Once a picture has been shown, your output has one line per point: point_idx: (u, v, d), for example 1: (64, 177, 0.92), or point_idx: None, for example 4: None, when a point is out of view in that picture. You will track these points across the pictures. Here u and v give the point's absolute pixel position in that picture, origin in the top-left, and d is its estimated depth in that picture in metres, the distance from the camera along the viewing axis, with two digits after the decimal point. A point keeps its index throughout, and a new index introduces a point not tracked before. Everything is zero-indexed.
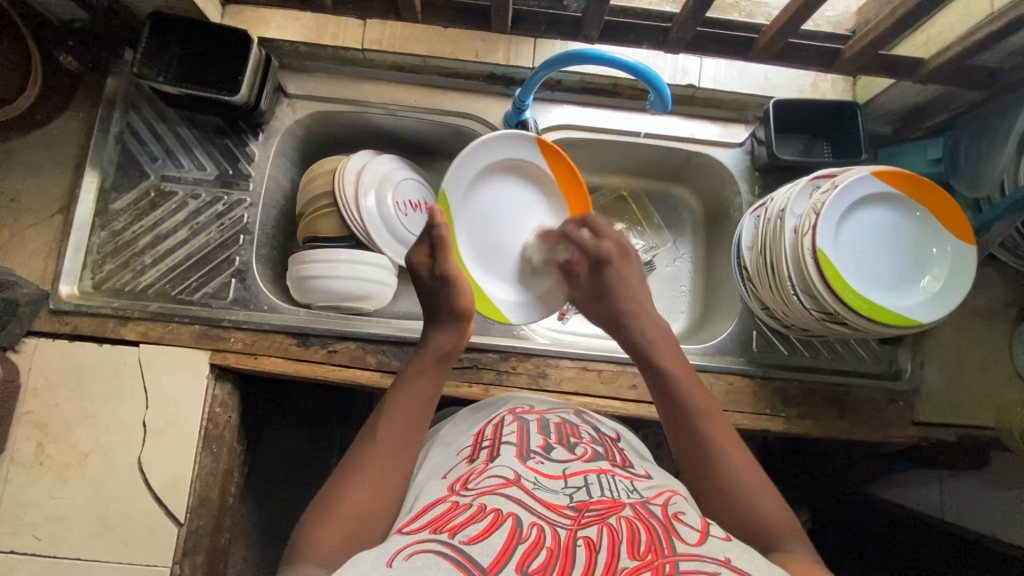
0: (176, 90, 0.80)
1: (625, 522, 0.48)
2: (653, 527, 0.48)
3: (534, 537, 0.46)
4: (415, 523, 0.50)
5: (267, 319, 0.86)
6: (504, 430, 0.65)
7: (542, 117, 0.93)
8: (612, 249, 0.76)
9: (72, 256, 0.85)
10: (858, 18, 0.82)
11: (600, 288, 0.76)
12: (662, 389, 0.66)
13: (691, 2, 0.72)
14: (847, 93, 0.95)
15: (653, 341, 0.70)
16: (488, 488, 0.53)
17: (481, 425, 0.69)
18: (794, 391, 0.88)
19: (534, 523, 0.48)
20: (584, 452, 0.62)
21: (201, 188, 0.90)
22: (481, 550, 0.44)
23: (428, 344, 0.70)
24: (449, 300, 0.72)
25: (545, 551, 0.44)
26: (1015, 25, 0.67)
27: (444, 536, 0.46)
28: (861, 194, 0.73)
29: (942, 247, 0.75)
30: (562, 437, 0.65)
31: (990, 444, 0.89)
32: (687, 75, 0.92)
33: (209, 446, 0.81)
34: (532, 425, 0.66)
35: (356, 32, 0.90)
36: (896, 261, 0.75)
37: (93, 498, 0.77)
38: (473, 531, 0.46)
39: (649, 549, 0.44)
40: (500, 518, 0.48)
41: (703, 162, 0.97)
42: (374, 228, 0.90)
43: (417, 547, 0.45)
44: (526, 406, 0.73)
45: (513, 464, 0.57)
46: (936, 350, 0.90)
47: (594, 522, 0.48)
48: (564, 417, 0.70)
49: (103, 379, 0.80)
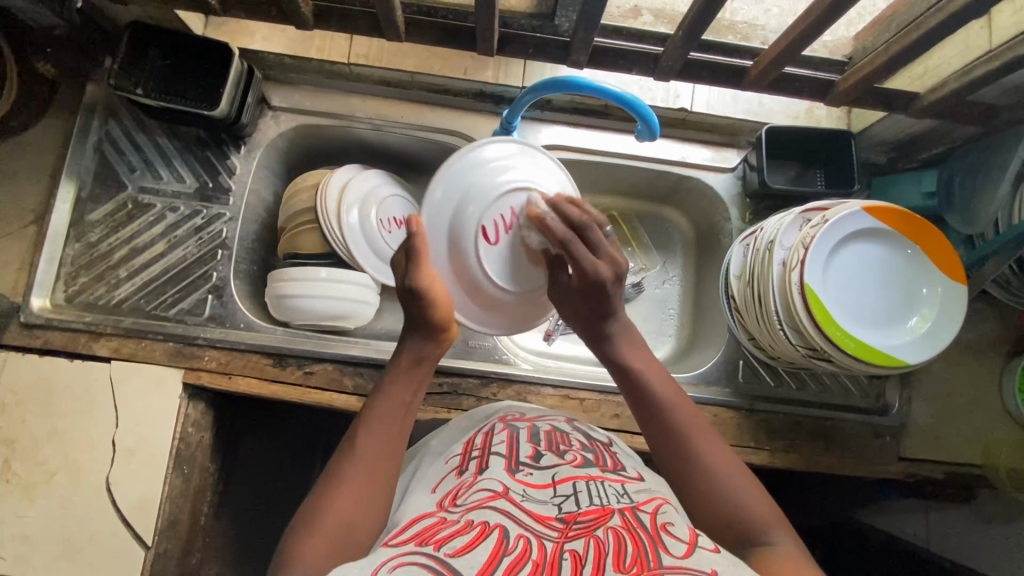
0: (153, 103, 0.79)
1: (612, 533, 0.46)
2: (640, 538, 0.45)
3: (519, 550, 0.45)
4: (402, 536, 0.47)
5: (243, 337, 0.84)
6: (493, 440, 0.62)
7: (531, 137, 0.91)
8: (611, 273, 0.64)
9: (45, 268, 0.83)
10: (855, 44, 0.80)
11: (592, 305, 0.65)
12: (636, 395, 0.64)
13: (681, 31, 0.71)
14: (842, 122, 0.94)
15: (624, 345, 0.67)
16: (477, 502, 0.51)
17: (469, 433, 0.67)
18: (778, 424, 0.86)
19: (521, 534, 0.46)
20: (574, 458, 0.60)
21: (180, 201, 0.88)
22: (467, 562, 0.43)
23: (400, 352, 0.65)
24: (424, 315, 0.64)
25: (530, 564, 0.43)
26: (1010, 67, 0.65)
27: (430, 548, 0.44)
28: (851, 231, 0.72)
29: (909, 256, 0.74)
30: (551, 445, 0.62)
31: (977, 481, 0.87)
32: (679, 98, 0.92)
33: (181, 466, 0.80)
34: (521, 432, 0.64)
35: (342, 45, 0.90)
36: (878, 277, 0.74)
37: (58, 519, 0.75)
38: (458, 544, 0.45)
39: (635, 562, 0.43)
40: (486, 530, 0.46)
41: (694, 186, 0.95)
42: (354, 237, 0.87)
43: (402, 558, 0.43)
44: (516, 411, 0.71)
45: (502, 476, 0.55)
46: (925, 385, 0.89)
47: (581, 535, 0.46)
48: (555, 425, 0.68)
49: (71, 397, 0.78)
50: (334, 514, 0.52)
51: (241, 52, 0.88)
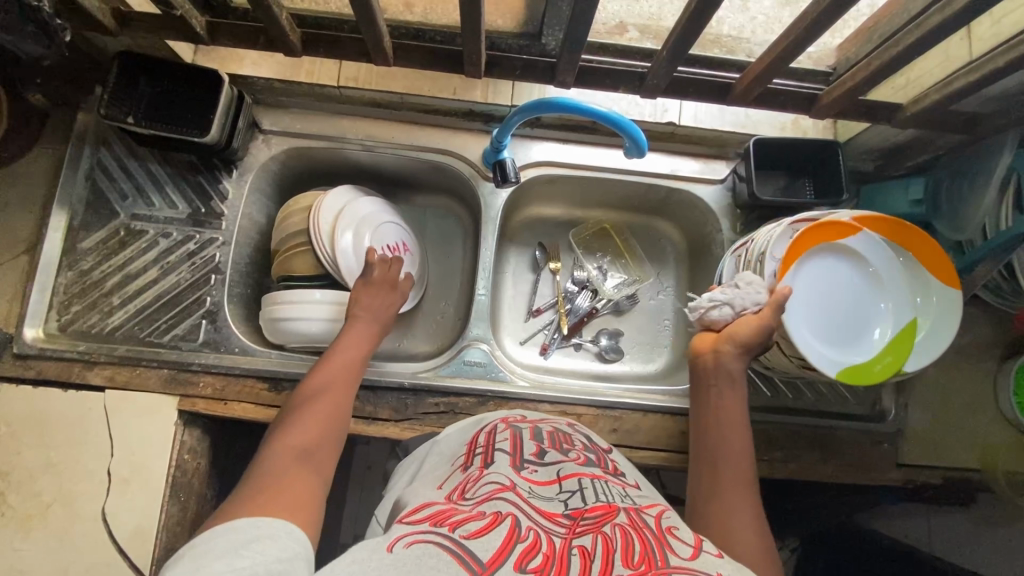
0: (145, 131, 0.79)
1: (620, 530, 0.46)
2: (647, 538, 0.46)
3: (531, 539, 0.44)
4: (416, 515, 0.48)
5: (238, 362, 0.84)
6: (496, 438, 0.63)
7: (522, 154, 0.92)
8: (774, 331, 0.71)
9: (37, 298, 0.83)
10: (838, 55, 0.81)
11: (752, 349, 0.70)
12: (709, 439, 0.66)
13: (666, 49, 0.72)
14: (828, 131, 0.96)
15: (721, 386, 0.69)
16: (486, 494, 0.50)
17: (472, 433, 0.67)
18: (777, 435, 0.86)
19: (531, 525, 0.46)
20: (577, 456, 0.60)
21: (173, 227, 0.88)
22: (481, 545, 0.42)
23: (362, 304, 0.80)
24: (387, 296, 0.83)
25: (540, 554, 0.42)
26: (990, 79, 0.66)
27: (444, 529, 0.45)
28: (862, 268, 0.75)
29: (886, 330, 0.75)
30: (555, 443, 0.63)
31: (975, 486, 0.87)
32: (666, 113, 0.94)
33: (177, 494, 0.79)
34: (524, 432, 0.64)
35: (331, 69, 0.91)
36: (848, 313, 0.75)
37: (54, 552, 0.74)
38: (472, 527, 0.45)
39: (643, 560, 0.42)
40: (499, 518, 0.46)
41: (684, 199, 0.96)
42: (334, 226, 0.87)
43: (416, 537, 0.43)
44: (518, 415, 0.71)
45: (508, 471, 0.55)
46: (921, 392, 0.89)
47: (588, 531, 0.46)
48: (556, 426, 0.68)
49: (66, 427, 0.78)
50: (314, 418, 0.63)
51: (231, 77, 0.88)
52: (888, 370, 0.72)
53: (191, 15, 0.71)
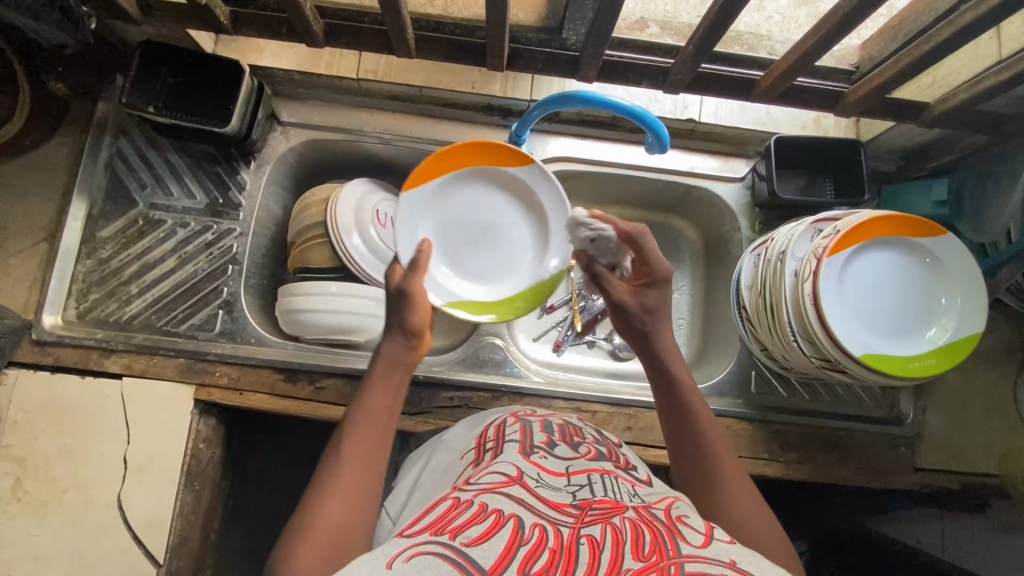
0: (165, 121, 0.79)
1: (629, 523, 0.45)
2: (657, 529, 0.45)
3: (536, 538, 0.43)
4: (415, 527, 0.47)
5: (254, 353, 0.84)
6: (506, 430, 0.62)
7: (540, 149, 0.92)
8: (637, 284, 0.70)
9: (56, 285, 0.83)
10: (862, 53, 0.81)
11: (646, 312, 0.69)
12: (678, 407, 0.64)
13: (691, 45, 0.71)
14: (850, 131, 0.95)
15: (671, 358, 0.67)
16: (490, 485, 0.50)
17: (481, 426, 0.66)
18: (793, 436, 0.86)
19: (535, 523, 0.45)
20: (587, 451, 0.60)
21: (190, 217, 0.88)
22: (482, 553, 0.41)
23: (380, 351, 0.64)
24: (403, 317, 0.65)
25: (547, 552, 0.42)
26: (1020, 78, 0.65)
27: (445, 537, 0.43)
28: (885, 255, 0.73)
29: (941, 335, 0.72)
30: (565, 436, 0.62)
31: (993, 491, 0.87)
32: (687, 109, 0.93)
33: (192, 483, 0.79)
34: (534, 424, 0.64)
35: (351, 61, 0.92)
36: (894, 305, 0.73)
37: (71, 537, 0.74)
38: (474, 533, 0.44)
39: (654, 550, 0.42)
40: (501, 518, 0.45)
41: (702, 196, 0.95)
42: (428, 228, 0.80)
43: (416, 549, 0.42)
44: (527, 409, 0.71)
45: (515, 461, 0.55)
46: (940, 396, 0.88)
47: (597, 521, 0.46)
48: (567, 419, 0.68)
49: (82, 414, 0.78)
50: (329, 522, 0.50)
51: (251, 69, 0.89)
52: (926, 370, 0.70)
53: (216, 5, 0.71)
